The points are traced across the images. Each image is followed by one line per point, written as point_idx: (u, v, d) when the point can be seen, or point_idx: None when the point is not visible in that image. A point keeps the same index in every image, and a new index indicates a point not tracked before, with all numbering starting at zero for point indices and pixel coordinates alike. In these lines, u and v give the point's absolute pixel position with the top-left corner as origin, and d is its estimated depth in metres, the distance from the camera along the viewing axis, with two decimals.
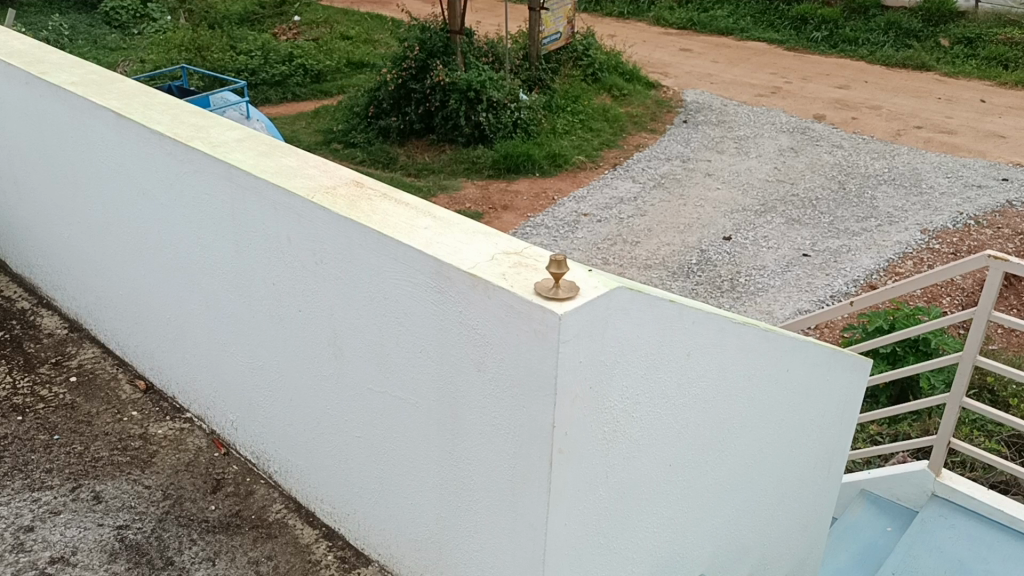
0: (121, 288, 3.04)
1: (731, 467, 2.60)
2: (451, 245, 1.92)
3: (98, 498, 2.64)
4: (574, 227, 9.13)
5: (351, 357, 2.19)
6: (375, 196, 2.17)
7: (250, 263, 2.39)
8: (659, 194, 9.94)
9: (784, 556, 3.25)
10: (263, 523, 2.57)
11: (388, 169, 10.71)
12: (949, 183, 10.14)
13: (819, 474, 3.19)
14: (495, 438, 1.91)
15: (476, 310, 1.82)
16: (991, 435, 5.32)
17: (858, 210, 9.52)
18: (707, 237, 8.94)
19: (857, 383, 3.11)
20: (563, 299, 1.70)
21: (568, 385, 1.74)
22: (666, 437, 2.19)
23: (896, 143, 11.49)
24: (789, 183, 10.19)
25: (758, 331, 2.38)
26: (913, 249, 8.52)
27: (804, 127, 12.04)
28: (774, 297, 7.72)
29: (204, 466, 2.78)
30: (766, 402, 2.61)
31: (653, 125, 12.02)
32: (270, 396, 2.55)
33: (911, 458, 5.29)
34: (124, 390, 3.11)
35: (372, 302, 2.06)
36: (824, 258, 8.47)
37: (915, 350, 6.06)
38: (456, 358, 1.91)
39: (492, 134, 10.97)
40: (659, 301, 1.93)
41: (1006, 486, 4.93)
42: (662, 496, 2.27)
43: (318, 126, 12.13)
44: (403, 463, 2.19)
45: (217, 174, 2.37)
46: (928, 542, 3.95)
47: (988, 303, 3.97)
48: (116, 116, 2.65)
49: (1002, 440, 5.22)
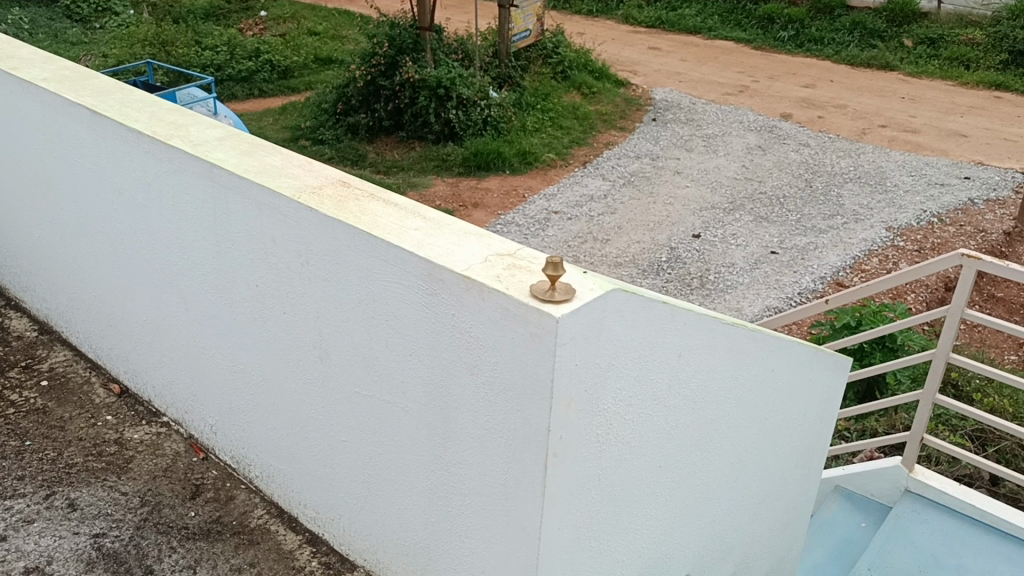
0: (95, 291, 2.97)
1: (717, 467, 2.59)
2: (442, 247, 1.89)
3: (73, 506, 2.57)
4: (545, 225, 9.12)
5: (338, 360, 2.15)
6: (362, 196, 2.13)
7: (232, 264, 2.34)
8: (628, 192, 9.96)
9: (766, 554, 3.24)
10: (245, 529, 2.52)
11: (357, 166, 10.62)
12: (913, 181, 10.27)
13: (801, 472, 3.20)
14: (488, 442, 1.88)
15: (469, 312, 1.79)
16: (955, 429, 5.38)
17: (824, 208, 9.61)
18: (676, 235, 8.97)
19: (839, 382, 3.12)
20: (559, 302, 1.68)
21: (564, 389, 1.72)
22: (657, 439, 2.18)
23: (862, 141, 11.62)
24: (756, 182, 10.26)
25: (746, 331, 2.37)
26: (878, 246, 8.61)
27: (771, 126, 12.13)
28: (743, 295, 7.77)
29: (183, 472, 2.72)
30: (751, 402, 2.60)
31: (622, 123, 12.04)
32: (253, 400, 2.50)
33: (879, 454, 5.34)
34: (97, 394, 3.03)
35: (361, 304, 2.02)
36: (792, 256, 8.54)
37: (881, 347, 6.11)
38: (448, 362, 1.88)
39: (461, 132, 10.95)
40: (653, 302, 1.91)
41: (971, 479, 5.00)
42: (652, 497, 2.25)
43: (285, 123, 12.01)
44: (391, 468, 2.16)
45: (197, 173, 2.31)
46: (901, 537, 3.98)
47: (962, 301, 4.01)
48: (91, 113, 2.57)
49: (966, 433, 5.28)
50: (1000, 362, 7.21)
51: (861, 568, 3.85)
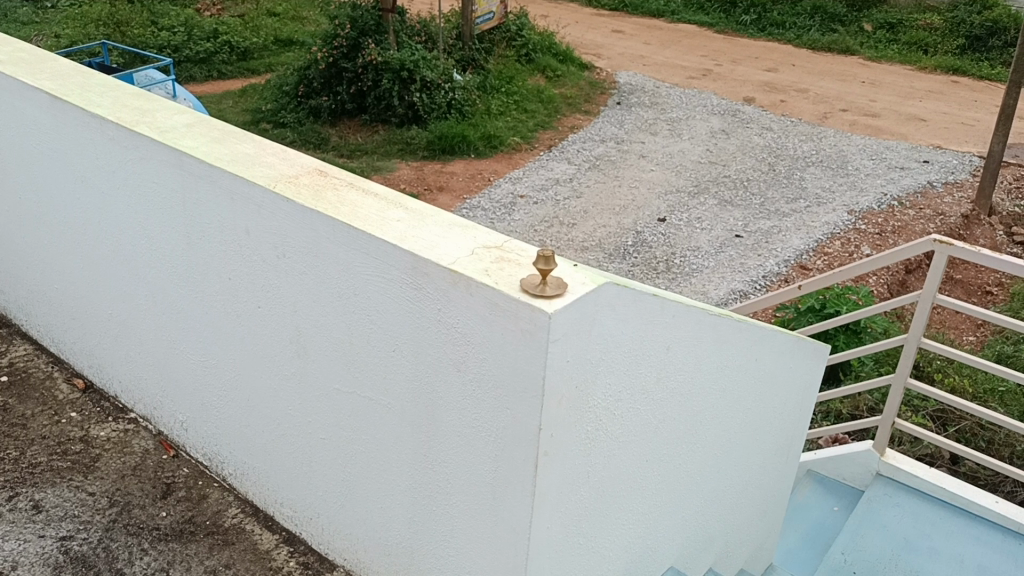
0: (55, 282, 2.85)
1: (702, 457, 2.55)
2: (428, 239, 1.82)
3: (38, 508, 2.46)
4: (511, 209, 9.07)
5: (315, 356, 2.08)
6: (341, 186, 2.04)
7: (203, 256, 2.25)
8: (594, 175, 9.92)
9: (746, 541, 3.23)
10: (219, 529, 2.44)
11: (320, 151, 10.46)
12: (873, 165, 10.36)
13: (779, 460, 3.20)
14: (475, 440, 1.82)
15: (457, 308, 1.73)
16: (917, 409, 5.43)
17: (788, 191, 9.66)
18: (642, 219, 8.96)
19: (817, 369, 3.14)
20: (551, 297, 1.62)
21: (555, 386, 1.67)
22: (645, 434, 2.14)
23: (824, 125, 11.70)
24: (720, 165, 10.28)
25: (732, 322, 2.35)
26: (840, 230, 8.68)
27: (734, 109, 12.14)
28: (708, 279, 7.79)
29: (153, 470, 2.63)
30: (736, 393, 2.58)
31: (587, 107, 11.99)
32: (226, 396, 2.42)
33: (844, 435, 5.38)
34: (61, 389, 2.91)
35: (340, 298, 1.95)
36: (756, 239, 8.57)
37: (845, 330, 6.15)
38: (433, 359, 1.82)
39: (425, 115, 10.81)
40: (643, 295, 1.86)
41: (933, 458, 5.06)
42: (639, 493, 2.22)
43: (245, 106, 11.77)
44: (374, 468, 2.09)
45: (166, 162, 2.21)
46: (875, 520, 4.00)
47: (934, 286, 4.02)
48: (50, 97, 2.45)
49: (927, 414, 5.34)
50: (959, 343, 7.31)
51: (834, 551, 3.85)
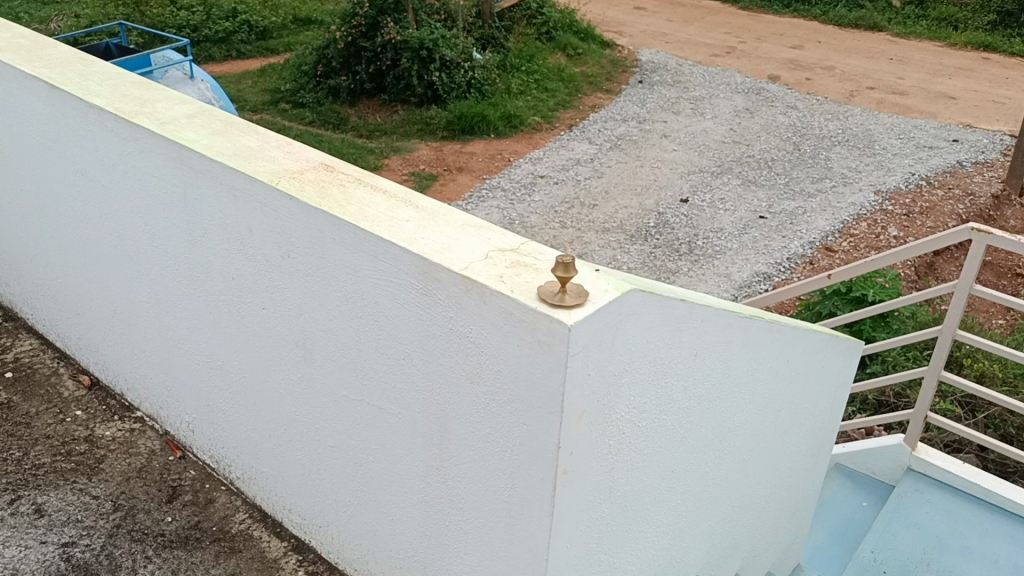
0: (59, 276, 2.76)
1: (730, 463, 2.42)
2: (440, 241, 1.70)
3: (40, 512, 2.39)
4: (531, 189, 8.93)
5: (323, 362, 1.98)
6: (348, 182, 1.92)
7: (206, 255, 2.14)
8: (615, 155, 9.75)
9: (773, 543, 3.10)
10: (226, 535, 2.35)
11: (339, 131, 10.34)
12: (901, 144, 10.12)
13: (809, 460, 3.07)
14: (490, 456, 1.71)
15: (470, 317, 1.61)
16: (944, 395, 5.30)
17: (813, 171, 9.44)
18: (664, 200, 8.79)
19: (848, 365, 3.01)
20: (571, 307, 1.50)
21: (575, 402, 1.55)
22: (670, 444, 2.02)
23: (850, 104, 11.44)
24: (744, 145, 10.07)
25: (762, 324, 2.22)
26: (867, 210, 8.47)
27: (758, 88, 11.89)
28: (731, 261, 7.64)
29: (159, 472, 2.54)
30: (765, 395, 2.45)
31: (608, 85, 11.79)
32: (231, 398, 2.32)
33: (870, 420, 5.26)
34: (66, 386, 2.83)
35: (347, 302, 1.84)
36: (780, 220, 8.39)
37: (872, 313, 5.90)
38: (444, 369, 1.71)
39: (445, 94, 10.65)
40: (670, 300, 1.74)
41: (960, 445, 4.93)
42: (663, 504, 2.10)
43: (265, 85, 11.67)
44: (385, 479, 1.99)
45: (166, 155, 2.10)
46: (905, 517, 3.87)
47: (971, 277, 3.84)
48: (48, 86, 2.35)
49: (955, 399, 5.21)
50: (989, 327, 7.12)
51: (863, 549, 3.75)
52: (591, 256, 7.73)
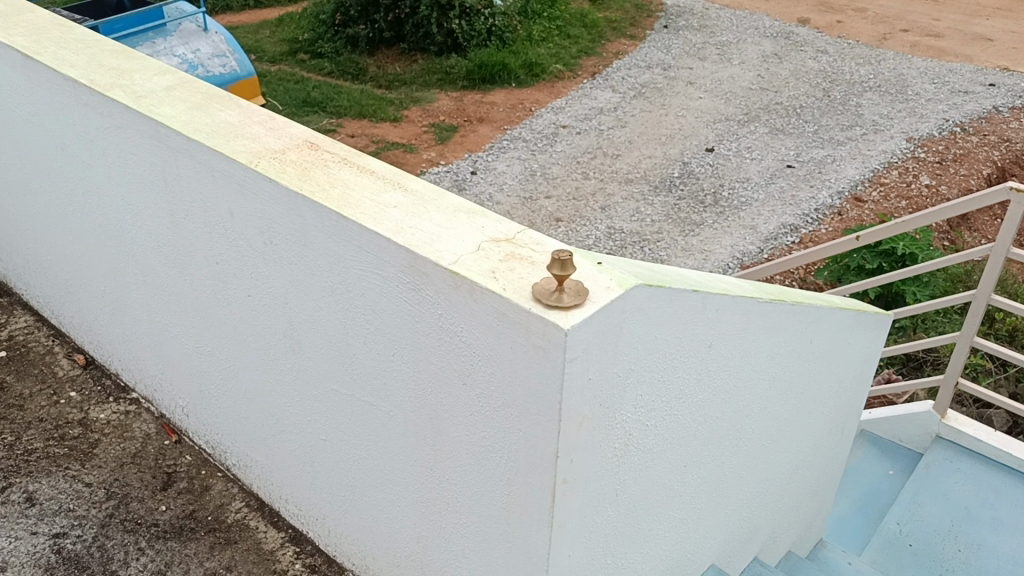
0: (47, 252, 2.65)
1: (748, 451, 2.29)
2: (429, 231, 1.56)
3: (31, 501, 2.31)
4: (553, 140, 8.72)
5: (311, 352, 1.86)
6: (332, 162, 1.78)
7: (189, 239, 2.02)
8: (639, 104, 9.47)
9: (794, 522, 2.97)
10: (221, 526, 2.27)
11: (358, 81, 10.12)
12: (935, 89, 9.75)
13: (833, 438, 2.93)
14: (486, 461, 1.59)
15: (461, 316, 1.48)
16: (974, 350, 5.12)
17: (843, 118, 9.11)
18: (689, 149, 8.54)
19: (876, 339, 2.86)
20: (568, 308, 1.36)
21: (574, 409, 1.43)
22: (682, 440, 1.89)
23: (883, 47, 11.02)
24: (772, 92, 9.74)
25: (782, 307, 2.07)
26: (898, 158, 8.20)
27: (788, 32, 11.49)
28: (757, 213, 7.44)
29: (153, 458, 2.46)
30: (787, 379, 2.31)
31: (632, 31, 11.43)
32: (222, 385, 2.22)
33: (898, 377, 5.10)
34: (61, 366, 2.75)
35: (332, 293, 1.71)
36: (808, 169, 8.12)
37: (899, 265, 5.64)
38: (435, 368, 1.58)
39: (465, 43, 10.43)
40: (680, 293, 1.60)
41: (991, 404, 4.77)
42: (676, 499, 1.98)
43: (282, 35, 11.44)
44: (379, 476, 1.88)
45: (143, 132, 1.97)
46: (933, 487, 3.73)
47: (1008, 238, 3.62)
48: (22, 57, 2.22)
49: (986, 355, 5.03)
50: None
51: (889, 522, 3.62)
52: (614, 208, 7.54)
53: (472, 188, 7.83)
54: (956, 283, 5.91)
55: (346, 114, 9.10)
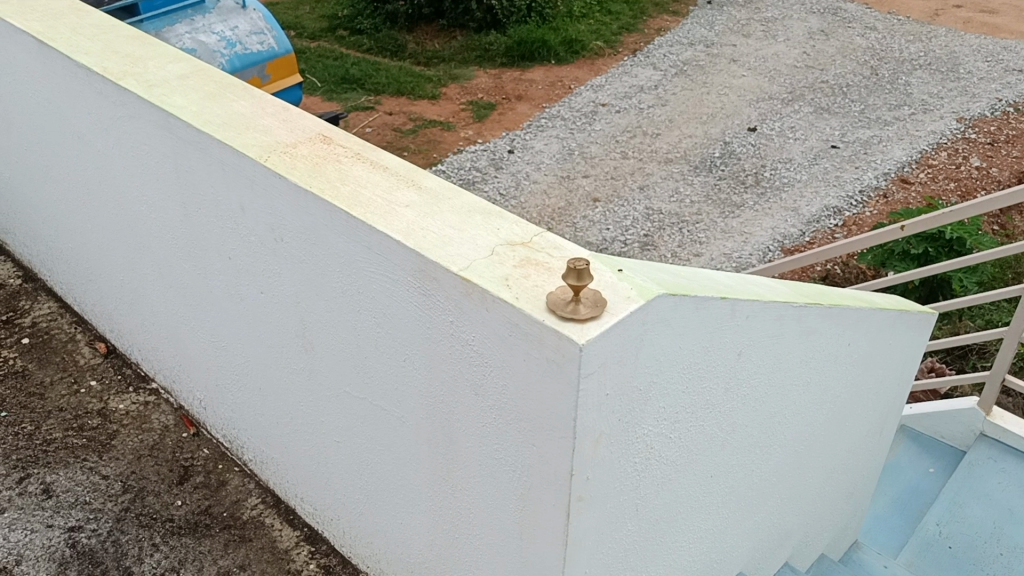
0: (68, 241, 2.63)
1: (779, 457, 2.19)
2: (441, 234, 1.49)
3: (48, 492, 2.29)
4: (592, 118, 8.57)
5: (322, 353, 1.80)
6: (345, 157, 1.72)
7: (202, 232, 1.97)
8: (680, 82, 9.26)
9: (829, 524, 2.87)
10: (236, 523, 2.23)
11: (396, 58, 10.01)
12: (988, 67, 9.41)
13: (872, 440, 2.81)
14: (499, 473, 1.52)
15: (472, 324, 1.40)
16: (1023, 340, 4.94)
17: (891, 96, 8.82)
18: (731, 128, 8.33)
19: (917, 338, 2.74)
20: (585, 320, 1.27)
21: (590, 427, 1.34)
22: (708, 450, 1.80)
23: (934, 24, 10.66)
24: (818, 70, 9.48)
25: (819, 310, 1.97)
26: (948, 138, 7.93)
27: (835, 7, 11.15)
28: (800, 195, 7.25)
29: (171, 450, 2.43)
30: (822, 383, 2.21)
31: (675, 7, 11.18)
32: (237, 381, 2.18)
33: (941, 367, 4.94)
34: (82, 354, 2.72)
35: (343, 295, 1.64)
36: (854, 149, 7.88)
37: (947, 250, 5.42)
38: (448, 377, 1.51)
39: (504, 19, 10.30)
40: (707, 301, 1.50)
41: None
42: (702, 509, 1.90)
43: (322, 11, 11.35)
44: (392, 481, 1.82)
45: (154, 123, 1.91)
46: (977, 486, 3.57)
47: None
48: (36, 43, 2.17)
49: None
50: None
51: (928, 522, 3.49)
52: (653, 188, 7.39)
53: (509, 167, 7.73)
54: (1005, 270, 5.70)
55: (384, 92, 9.03)
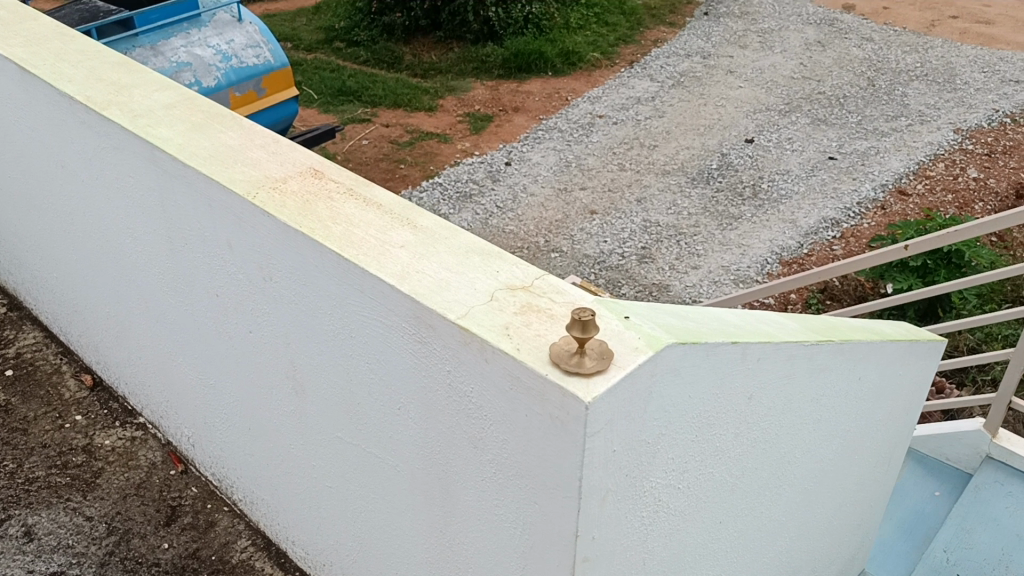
0: (52, 270, 2.55)
1: (789, 494, 2.11)
2: (437, 278, 1.41)
3: (30, 535, 2.21)
4: (588, 130, 8.50)
5: (314, 397, 1.72)
6: (337, 194, 1.64)
7: (188, 267, 1.89)
8: (677, 93, 9.20)
9: (836, 557, 2.77)
10: (225, 567, 2.14)
11: (392, 70, 9.95)
12: (985, 78, 9.37)
13: (881, 471, 2.73)
14: (499, 531, 1.44)
15: (472, 376, 1.32)
16: None
17: (888, 107, 8.77)
18: (728, 140, 8.27)
19: (928, 367, 2.66)
20: (590, 373, 1.19)
21: (596, 485, 1.26)
22: (718, 495, 1.72)
23: (930, 35, 10.62)
24: (815, 81, 9.43)
25: (831, 346, 1.89)
26: (945, 150, 7.88)
27: (832, 18, 11.11)
28: (797, 206, 7.19)
29: (158, 489, 2.34)
30: (834, 417, 2.13)
31: (673, 18, 11.14)
32: (226, 420, 2.10)
33: (942, 382, 4.88)
34: (67, 387, 2.64)
35: (335, 338, 1.56)
36: (851, 161, 7.82)
37: (945, 263, 5.35)
38: (446, 429, 1.43)
39: (501, 31, 10.22)
40: (718, 346, 1.42)
41: None
42: (709, 555, 1.81)
43: (318, 23, 11.29)
44: (387, 531, 1.74)
45: (139, 155, 1.84)
46: (985, 511, 3.48)
47: None
48: (19, 70, 2.10)
49: None
50: None
51: (936, 549, 3.40)
52: (651, 200, 7.33)
53: (506, 179, 7.66)
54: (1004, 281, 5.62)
55: (380, 103, 8.97)
